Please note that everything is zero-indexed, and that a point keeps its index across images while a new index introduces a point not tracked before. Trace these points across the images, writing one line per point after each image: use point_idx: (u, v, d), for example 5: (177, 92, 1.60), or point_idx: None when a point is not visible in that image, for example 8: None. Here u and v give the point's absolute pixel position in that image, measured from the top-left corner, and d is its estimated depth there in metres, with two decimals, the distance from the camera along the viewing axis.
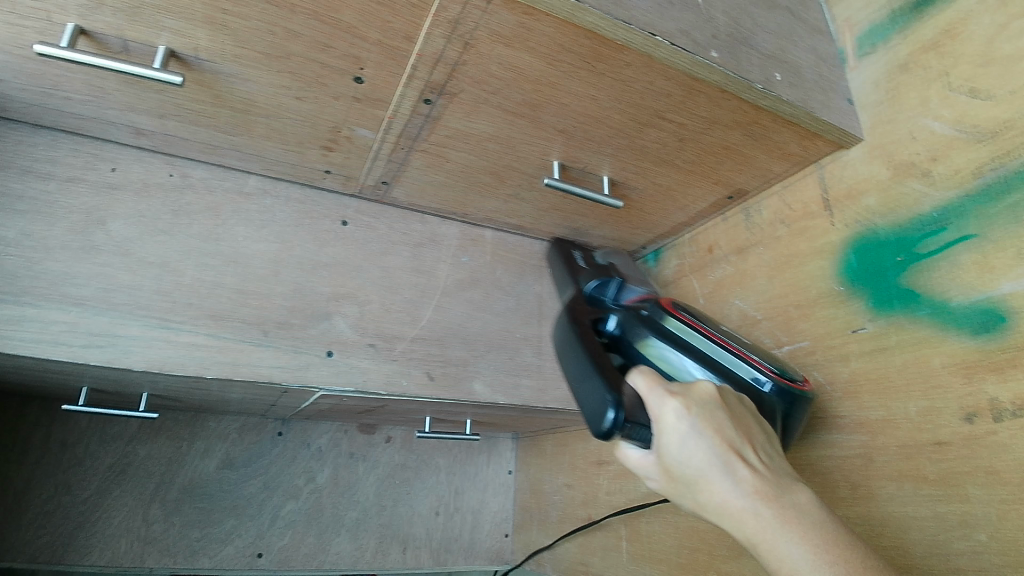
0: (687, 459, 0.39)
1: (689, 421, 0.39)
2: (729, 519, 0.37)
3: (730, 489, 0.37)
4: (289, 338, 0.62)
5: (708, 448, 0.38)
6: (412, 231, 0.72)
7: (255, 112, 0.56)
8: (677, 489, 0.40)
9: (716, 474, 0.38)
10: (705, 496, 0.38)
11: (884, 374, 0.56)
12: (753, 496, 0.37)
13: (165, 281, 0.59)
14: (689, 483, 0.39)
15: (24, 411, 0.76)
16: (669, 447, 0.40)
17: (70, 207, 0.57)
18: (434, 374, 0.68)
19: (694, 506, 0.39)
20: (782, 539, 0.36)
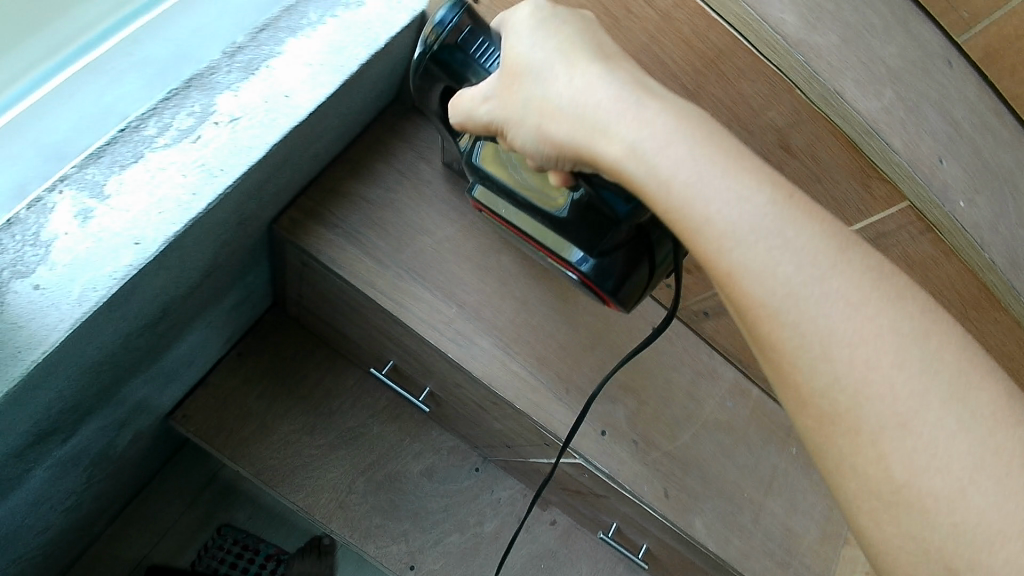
0: (543, 58, 0.43)
1: (545, 11, 0.44)
2: (578, 109, 0.41)
3: (582, 69, 0.41)
4: (582, 403, 0.71)
5: (553, 45, 0.43)
6: (701, 361, 0.79)
7: None
8: (512, 95, 0.44)
9: (580, 72, 0.41)
10: (549, 80, 0.42)
11: None
12: (605, 81, 0.41)
13: (520, 316, 0.70)
14: (534, 74, 0.43)
15: (315, 352, 0.88)
16: (518, 48, 0.44)
17: (483, 230, 0.70)
18: (669, 493, 0.73)
19: (536, 100, 0.43)
20: (628, 116, 0.39)
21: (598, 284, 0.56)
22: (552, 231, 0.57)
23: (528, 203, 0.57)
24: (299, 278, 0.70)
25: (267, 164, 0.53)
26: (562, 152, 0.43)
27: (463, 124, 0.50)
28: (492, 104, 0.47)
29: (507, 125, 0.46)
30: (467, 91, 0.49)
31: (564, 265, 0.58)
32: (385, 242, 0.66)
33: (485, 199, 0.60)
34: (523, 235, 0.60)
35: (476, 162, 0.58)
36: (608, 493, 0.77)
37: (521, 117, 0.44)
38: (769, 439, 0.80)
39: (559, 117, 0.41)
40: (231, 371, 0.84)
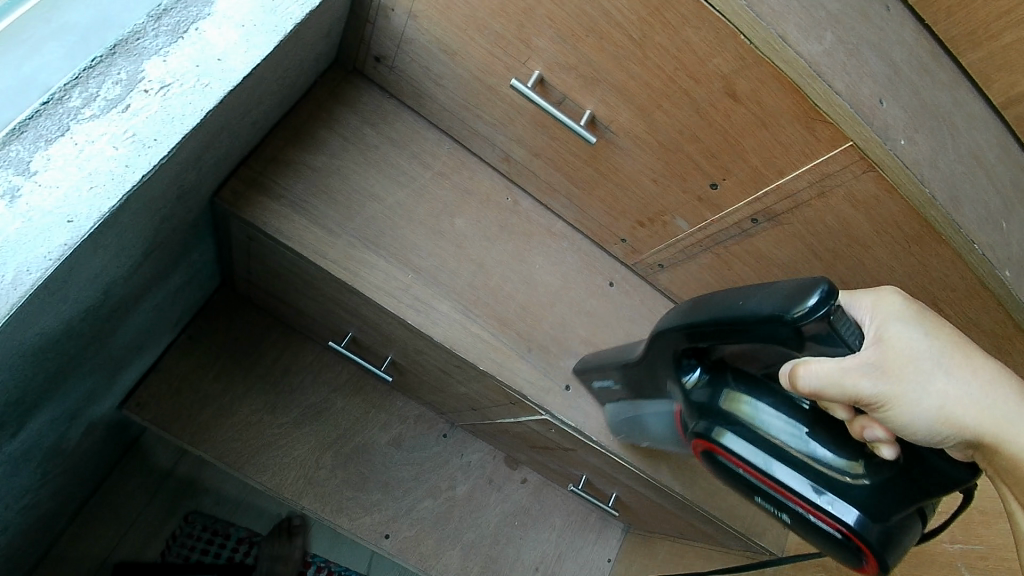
0: (939, 347, 0.39)
1: (911, 317, 0.40)
2: (984, 399, 0.37)
3: (950, 371, 0.38)
4: (543, 362, 0.72)
5: (937, 332, 0.40)
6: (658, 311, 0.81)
7: (612, 178, 0.68)
8: (905, 379, 0.39)
9: (959, 354, 0.39)
10: (938, 375, 0.38)
11: None
12: (966, 376, 0.38)
13: (478, 278, 0.70)
14: (907, 358, 0.39)
15: (269, 330, 0.86)
16: (903, 334, 0.40)
17: (435, 194, 0.69)
18: (634, 441, 0.75)
19: (945, 400, 0.38)
20: (999, 407, 0.37)
21: (870, 542, 0.46)
22: (809, 481, 0.48)
23: (777, 443, 0.49)
24: (248, 255, 0.68)
25: (204, 132, 0.51)
26: (957, 432, 0.38)
27: (817, 395, 0.42)
28: (912, 393, 0.38)
29: (889, 403, 0.39)
30: (817, 361, 0.42)
31: (818, 521, 0.48)
32: (334, 210, 0.64)
33: (724, 442, 0.51)
34: (765, 489, 0.50)
35: (721, 405, 0.53)
36: (576, 447, 0.78)
37: (915, 396, 0.38)
38: None
39: (969, 402, 0.38)
40: (184, 355, 0.81)
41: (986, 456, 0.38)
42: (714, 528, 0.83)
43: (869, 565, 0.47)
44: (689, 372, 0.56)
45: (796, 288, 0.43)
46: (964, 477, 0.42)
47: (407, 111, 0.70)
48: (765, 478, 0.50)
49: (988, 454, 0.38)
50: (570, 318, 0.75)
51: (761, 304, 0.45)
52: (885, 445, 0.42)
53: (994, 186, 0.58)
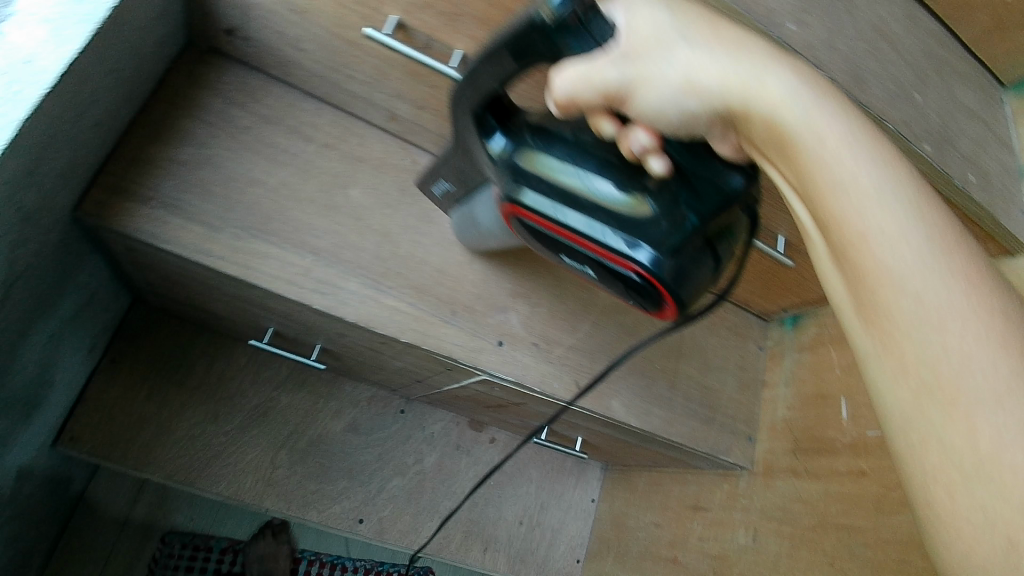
0: (732, 52, 0.35)
1: (679, 15, 0.36)
2: (793, 95, 0.34)
3: (782, 83, 0.34)
4: (471, 321, 0.69)
5: (689, 13, 0.36)
6: None
7: None
8: (648, 61, 0.36)
9: (706, 28, 0.36)
10: (754, 81, 0.34)
11: None
12: (796, 92, 0.34)
13: (384, 249, 0.66)
14: (642, 50, 0.36)
15: (195, 339, 0.82)
16: (648, 13, 0.36)
17: (321, 168, 0.65)
18: (582, 384, 0.74)
19: (659, 74, 0.35)
20: (820, 120, 0.33)
21: (666, 279, 0.42)
22: (608, 227, 0.43)
23: (575, 190, 0.44)
24: (139, 265, 0.65)
25: (25, 145, 0.46)
26: (688, 116, 0.36)
27: (569, 108, 0.39)
28: (647, 76, 0.36)
29: (637, 87, 0.36)
30: (572, 62, 0.37)
31: (615, 268, 0.44)
32: (211, 203, 0.60)
33: (527, 202, 0.46)
34: (573, 246, 0.46)
35: (519, 164, 0.47)
36: (526, 400, 0.76)
37: (659, 69, 0.35)
38: None
39: (658, 47, 0.36)
40: (109, 380, 0.78)
41: (747, 126, 0.35)
42: (681, 454, 0.82)
43: (667, 311, 0.45)
44: (495, 139, 0.49)
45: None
46: (739, 182, 0.41)
47: (274, 82, 0.65)
48: (569, 234, 0.45)
49: (744, 129, 0.36)
50: (492, 273, 0.71)
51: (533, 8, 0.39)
52: (655, 155, 0.39)
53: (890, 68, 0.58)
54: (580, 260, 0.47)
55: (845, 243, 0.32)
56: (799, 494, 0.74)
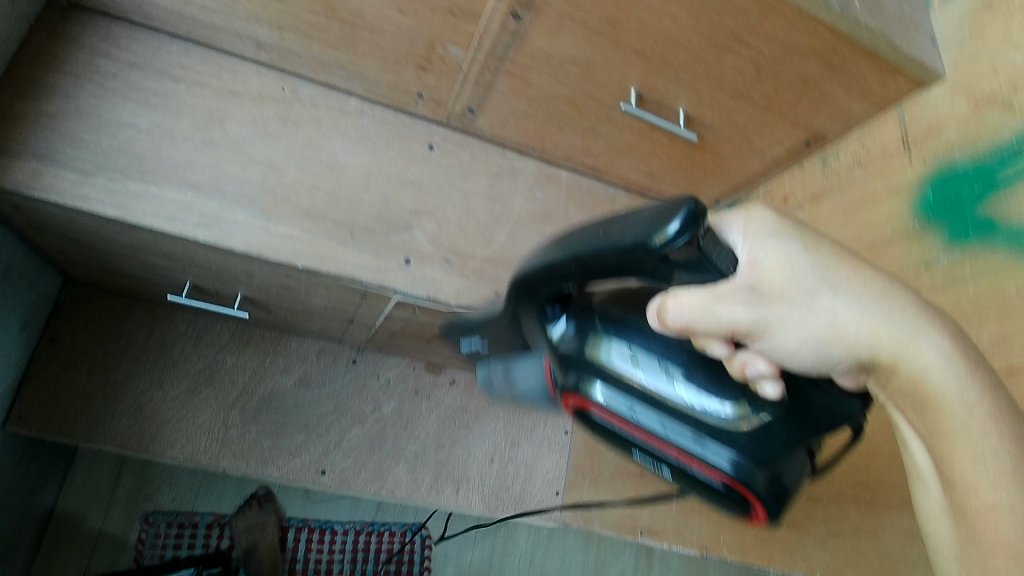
0: (820, 264, 0.40)
1: (791, 241, 0.41)
2: (876, 311, 0.38)
3: (831, 296, 0.38)
4: (372, 242, 0.68)
5: (810, 250, 0.40)
6: (492, 162, 0.76)
7: (360, 25, 0.62)
8: (782, 307, 0.39)
9: (847, 276, 0.39)
10: (820, 300, 0.38)
11: (960, 308, 0.56)
12: (853, 288, 0.39)
13: (270, 178, 0.66)
14: (778, 292, 0.39)
15: (131, 310, 0.84)
16: (771, 247, 0.41)
17: (195, 105, 0.65)
18: (501, 295, 0.71)
19: (796, 323, 0.38)
20: (914, 338, 0.37)
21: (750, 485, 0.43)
22: (688, 429, 0.46)
23: (647, 390, 0.48)
24: (37, 229, 0.66)
25: None
26: (832, 354, 0.39)
27: (684, 331, 0.41)
28: (773, 338, 0.39)
29: (767, 329, 0.39)
30: (686, 290, 0.41)
31: (698, 472, 0.46)
32: (82, 152, 0.60)
33: (593, 394, 0.49)
34: (642, 441, 0.48)
35: (587, 352, 0.51)
36: (453, 322, 0.75)
37: (789, 320, 0.39)
38: (593, 213, 0.79)
39: (760, 322, 0.39)
40: (50, 359, 0.79)
41: (889, 379, 0.38)
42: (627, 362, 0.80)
43: (760, 517, 0.45)
44: (557, 323, 0.54)
45: (662, 214, 0.42)
46: (853, 405, 0.42)
47: (136, 28, 0.65)
48: (640, 431, 0.47)
49: (883, 377, 0.39)
50: (391, 192, 0.70)
51: (609, 238, 0.44)
52: (742, 359, 0.42)
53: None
54: (646, 454, 0.48)
55: (960, 479, 0.35)
56: None
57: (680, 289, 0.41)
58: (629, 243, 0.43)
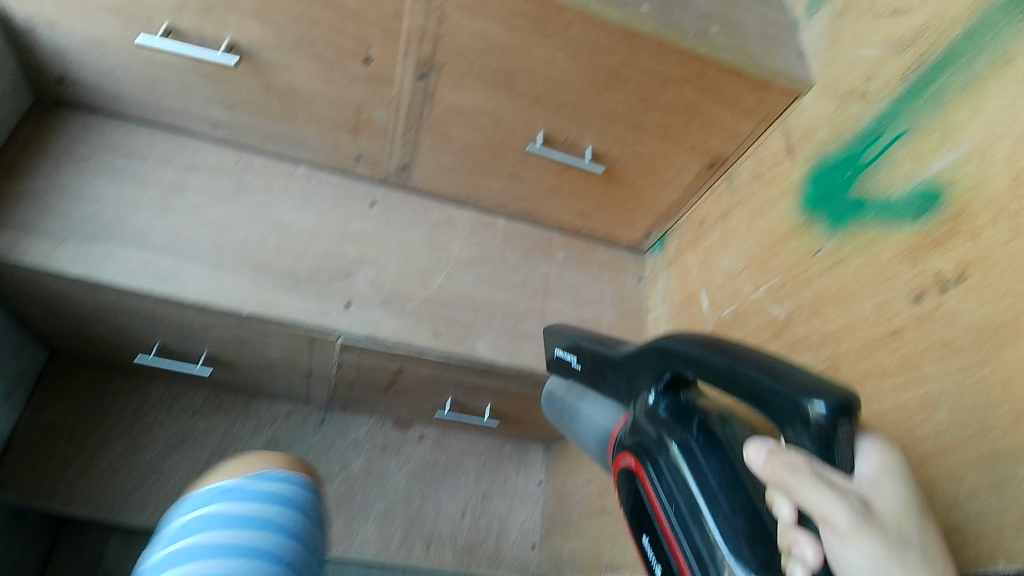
0: (917, 518, 0.33)
1: (910, 509, 0.33)
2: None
3: (912, 557, 0.31)
4: (316, 288, 0.75)
5: (924, 522, 0.34)
6: (432, 212, 0.83)
7: (297, 97, 0.72)
8: (878, 539, 0.31)
9: (933, 547, 0.33)
10: (912, 554, 0.31)
11: (844, 285, 0.60)
12: (932, 559, 0.32)
13: (223, 235, 0.74)
14: (879, 524, 0.32)
15: (109, 380, 0.90)
16: (885, 489, 0.34)
17: (158, 178, 0.75)
18: (440, 331, 0.77)
19: (880, 559, 0.31)
20: None
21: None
22: (709, 551, 0.38)
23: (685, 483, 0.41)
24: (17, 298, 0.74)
25: None
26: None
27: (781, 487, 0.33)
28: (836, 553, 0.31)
29: (851, 548, 0.31)
30: (808, 459, 0.33)
31: None
32: (56, 221, 0.69)
33: (647, 462, 0.44)
34: (659, 527, 0.42)
35: (660, 428, 0.44)
36: (401, 363, 0.79)
37: (877, 557, 0.31)
38: (529, 254, 0.86)
39: (862, 538, 0.31)
40: (31, 429, 0.85)
41: None
42: None
43: None
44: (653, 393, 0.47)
45: (822, 385, 0.34)
46: None
47: (112, 119, 0.77)
48: (664, 521, 0.41)
49: None
50: (336, 242, 0.78)
51: (756, 380, 0.37)
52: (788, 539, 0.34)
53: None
54: (657, 545, 0.42)
55: None
56: None
57: (799, 447, 0.34)
58: (748, 381, 0.37)
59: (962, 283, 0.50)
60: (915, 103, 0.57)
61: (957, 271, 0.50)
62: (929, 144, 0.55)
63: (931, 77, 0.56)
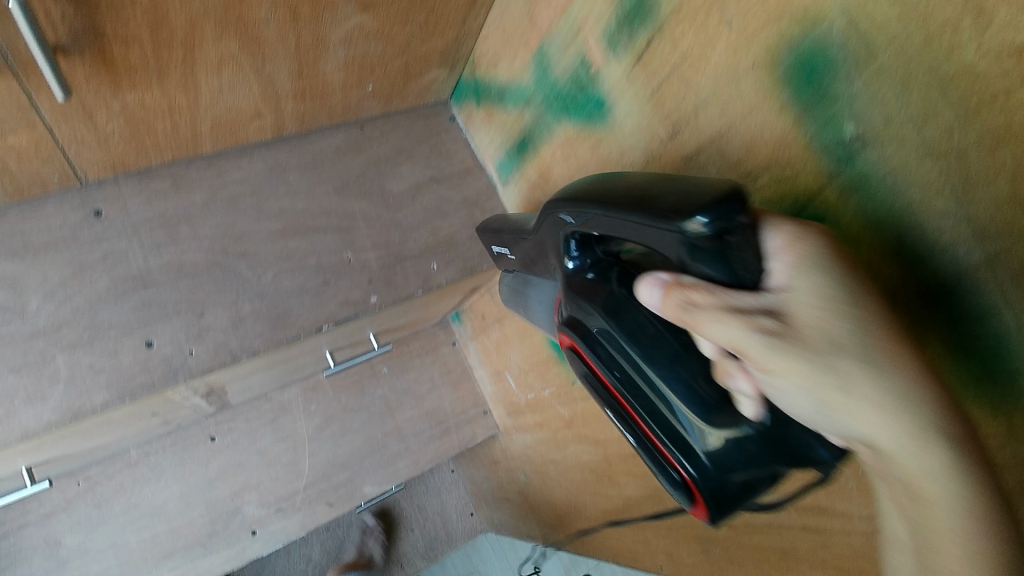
0: (816, 361, 0.33)
1: (776, 304, 0.36)
2: (820, 380, 0.33)
3: (765, 342, 0.34)
4: (221, 539, 0.90)
5: (849, 363, 0.33)
6: (265, 411, 0.95)
7: (100, 444, 0.79)
8: (773, 359, 0.34)
9: (845, 367, 0.33)
10: (777, 355, 0.34)
11: (592, 412, 0.81)
12: (795, 350, 0.34)
13: (121, 553, 0.85)
14: (764, 336, 0.34)
15: None
16: (793, 289, 0.36)
17: (28, 543, 0.82)
18: (332, 500, 0.96)
19: (777, 374, 0.34)
20: (856, 422, 0.33)
21: (710, 499, 0.41)
22: (673, 396, 0.43)
23: (655, 386, 0.44)
24: None
25: None
26: (837, 429, 0.34)
27: (682, 321, 0.39)
28: (777, 389, 0.35)
29: (765, 376, 0.35)
30: (691, 279, 0.39)
31: (669, 453, 0.43)
32: None
33: (595, 333, 0.48)
34: (624, 411, 0.47)
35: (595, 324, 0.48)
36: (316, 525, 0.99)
37: (780, 381, 0.34)
38: (361, 389, 1.00)
39: (775, 356, 0.34)
40: None
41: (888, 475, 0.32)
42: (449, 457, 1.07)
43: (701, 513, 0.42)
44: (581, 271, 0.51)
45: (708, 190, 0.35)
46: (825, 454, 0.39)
47: None
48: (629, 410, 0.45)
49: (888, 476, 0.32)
50: (209, 491, 0.90)
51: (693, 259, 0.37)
52: (753, 399, 0.39)
53: (308, 263, 0.68)
54: (636, 411, 0.44)
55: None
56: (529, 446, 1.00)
57: (659, 283, 0.41)
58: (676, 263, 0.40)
59: None
60: None
61: None
62: None
63: None
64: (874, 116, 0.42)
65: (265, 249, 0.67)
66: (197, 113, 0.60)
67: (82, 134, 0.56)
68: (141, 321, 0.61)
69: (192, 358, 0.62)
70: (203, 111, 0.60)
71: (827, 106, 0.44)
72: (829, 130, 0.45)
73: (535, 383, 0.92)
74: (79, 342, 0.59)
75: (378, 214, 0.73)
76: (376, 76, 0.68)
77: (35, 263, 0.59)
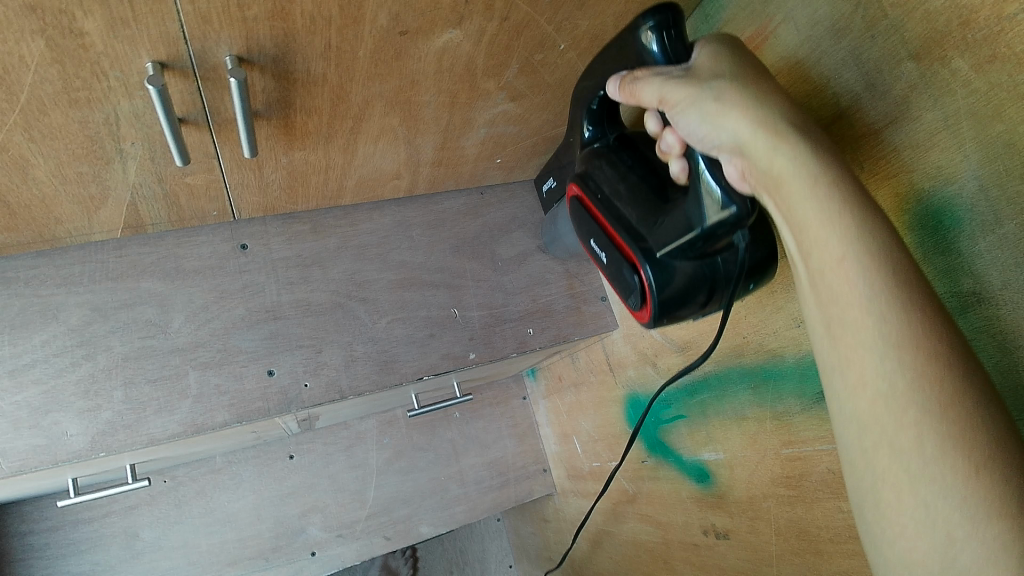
0: (713, 88, 0.43)
1: (693, 69, 0.46)
2: (726, 102, 0.42)
3: (684, 89, 0.44)
4: (282, 555, 0.94)
5: (740, 91, 0.43)
6: (341, 438, 0.99)
7: (198, 451, 0.84)
8: (682, 97, 0.44)
9: (732, 94, 0.43)
10: (682, 93, 0.44)
11: (661, 493, 0.83)
12: (706, 86, 0.43)
13: (192, 553, 0.90)
14: (677, 82, 0.45)
15: None
16: (702, 59, 0.46)
17: (113, 531, 0.88)
18: (390, 534, 0.99)
19: (686, 100, 0.44)
20: (752, 124, 0.41)
21: (656, 292, 0.52)
22: (641, 213, 0.54)
23: (627, 204, 0.56)
24: None
25: None
26: (716, 137, 0.43)
27: (632, 100, 0.49)
28: (679, 120, 0.45)
29: (672, 111, 0.45)
30: (639, 71, 0.48)
31: (632, 257, 0.54)
32: None
33: (589, 179, 0.59)
34: (604, 229, 0.58)
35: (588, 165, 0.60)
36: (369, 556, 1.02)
37: (684, 105, 0.44)
38: (432, 430, 1.04)
39: (675, 88, 0.44)
40: None
41: (768, 172, 0.41)
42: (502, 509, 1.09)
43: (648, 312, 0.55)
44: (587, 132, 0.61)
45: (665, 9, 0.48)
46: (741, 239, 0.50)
47: (42, 499, 0.87)
48: (610, 225, 0.56)
49: (781, 193, 0.40)
50: (279, 507, 0.95)
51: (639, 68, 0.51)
52: (677, 159, 0.48)
53: (419, 315, 0.73)
54: (608, 230, 0.57)
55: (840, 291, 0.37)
56: (583, 513, 1.01)
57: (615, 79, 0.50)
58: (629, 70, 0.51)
59: (724, 541, 0.73)
60: (688, 398, 0.77)
61: (722, 531, 0.73)
62: (700, 435, 0.75)
63: (695, 386, 0.75)
64: (993, 279, 0.44)
65: (383, 296, 0.72)
66: (347, 170, 0.65)
67: (248, 180, 0.62)
68: (266, 350, 0.67)
69: (307, 390, 0.66)
70: (353, 168, 0.65)
71: (947, 258, 0.47)
72: (947, 281, 0.47)
73: (603, 454, 0.93)
74: (211, 362, 0.65)
75: (486, 276, 0.77)
76: (507, 151, 0.73)
77: (185, 288, 0.66)
